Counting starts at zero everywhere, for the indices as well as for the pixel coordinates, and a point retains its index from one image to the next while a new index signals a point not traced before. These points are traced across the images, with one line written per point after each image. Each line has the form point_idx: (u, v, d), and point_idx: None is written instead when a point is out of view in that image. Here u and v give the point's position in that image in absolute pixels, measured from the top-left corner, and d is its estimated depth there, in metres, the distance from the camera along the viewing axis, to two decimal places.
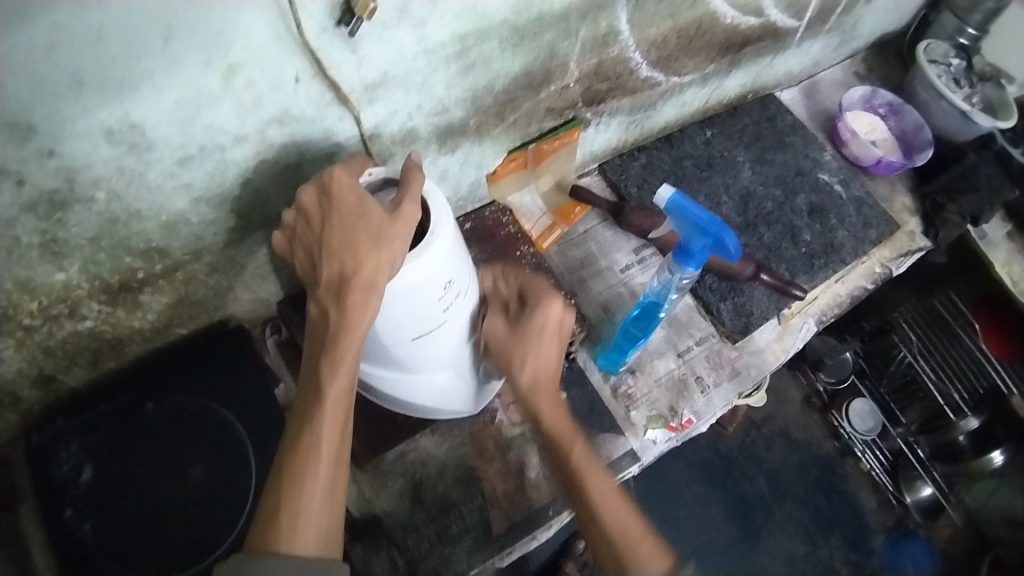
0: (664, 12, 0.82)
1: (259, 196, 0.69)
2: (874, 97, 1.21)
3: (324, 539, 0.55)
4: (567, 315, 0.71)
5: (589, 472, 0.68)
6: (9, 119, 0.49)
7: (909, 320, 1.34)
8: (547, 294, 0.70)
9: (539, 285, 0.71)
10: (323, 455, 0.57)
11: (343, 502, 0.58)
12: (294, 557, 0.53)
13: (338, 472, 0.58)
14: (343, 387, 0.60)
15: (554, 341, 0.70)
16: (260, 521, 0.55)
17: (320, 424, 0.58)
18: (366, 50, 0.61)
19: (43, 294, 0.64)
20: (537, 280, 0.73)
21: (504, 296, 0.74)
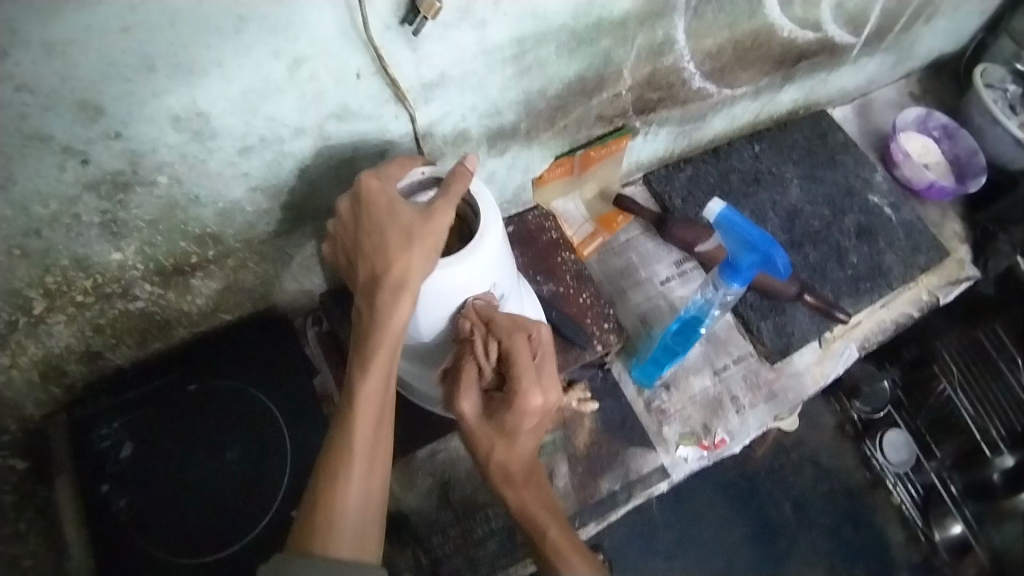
0: (721, 23, 0.81)
1: (311, 188, 0.70)
2: (929, 118, 1.16)
3: (359, 540, 0.55)
4: (546, 401, 0.61)
5: (564, 548, 0.64)
6: (80, 99, 0.50)
7: (952, 351, 1.30)
8: (525, 387, 0.60)
9: (518, 368, 0.60)
10: (358, 457, 0.57)
11: (380, 502, 0.58)
12: (330, 557, 0.53)
13: (374, 474, 0.58)
14: (376, 387, 0.59)
15: (528, 429, 0.62)
16: (298, 522, 0.56)
17: (355, 426, 0.58)
18: (427, 49, 0.61)
19: (98, 272, 0.66)
20: (521, 357, 0.60)
21: (482, 362, 0.63)
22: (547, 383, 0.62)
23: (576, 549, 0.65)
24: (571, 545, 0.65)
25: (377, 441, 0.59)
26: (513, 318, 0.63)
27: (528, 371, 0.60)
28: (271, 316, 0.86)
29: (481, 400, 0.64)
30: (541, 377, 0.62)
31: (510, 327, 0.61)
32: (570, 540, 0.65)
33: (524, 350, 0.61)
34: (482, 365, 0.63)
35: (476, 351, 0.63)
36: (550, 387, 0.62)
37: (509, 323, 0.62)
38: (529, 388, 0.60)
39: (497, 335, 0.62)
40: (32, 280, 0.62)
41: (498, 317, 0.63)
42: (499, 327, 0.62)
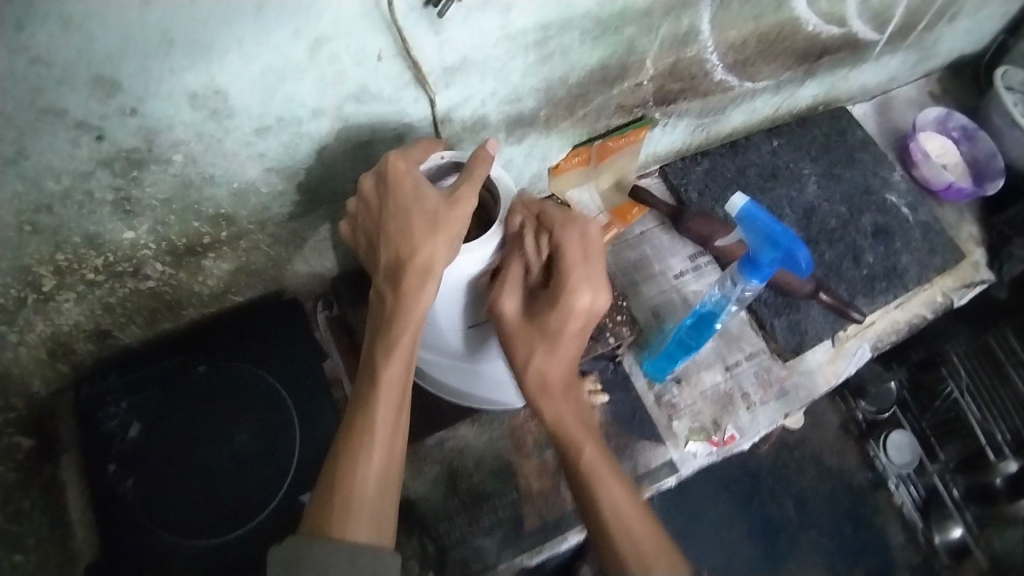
0: (746, 14, 0.80)
1: (327, 171, 0.69)
2: (949, 119, 1.15)
3: (377, 524, 0.55)
4: (594, 303, 0.61)
5: (600, 468, 0.63)
6: (96, 72, 0.49)
7: (961, 354, 1.26)
8: (575, 282, 0.59)
9: (569, 261, 0.59)
10: (377, 441, 0.57)
11: (397, 489, 0.58)
12: (348, 541, 0.53)
13: (393, 460, 0.58)
14: (398, 372, 0.59)
15: (573, 328, 0.61)
16: (315, 505, 0.55)
17: (375, 410, 0.58)
18: (450, 32, 0.60)
19: (109, 251, 0.65)
20: (573, 249, 0.60)
21: (531, 255, 0.62)
22: (598, 283, 0.61)
23: (614, 472, 0.63)
24: (609, 468, 0.63)
25: (396, 426, 0.59)
26: (566, 214, 0.62)
27: (580, 266, 0.60)
28: (282, 300, 0.85)
29: (525, 298, 0.63)
30: (592, 277, 0.60)
31: (564, 220, 0.61)
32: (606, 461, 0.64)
33: (576, 245, 0.60)
34: (530, 260, 0.62)
35: (524, 246, 0.62)
36: (600, 287, 0.61)
37: (564, 216, 0.61)
38: (578, 282, 0.60)
39: (548, 228, 0.61)
40: (42, 256, 0.62)
41: (550, 211, 0.62)
42: (552, 220, 0.61)
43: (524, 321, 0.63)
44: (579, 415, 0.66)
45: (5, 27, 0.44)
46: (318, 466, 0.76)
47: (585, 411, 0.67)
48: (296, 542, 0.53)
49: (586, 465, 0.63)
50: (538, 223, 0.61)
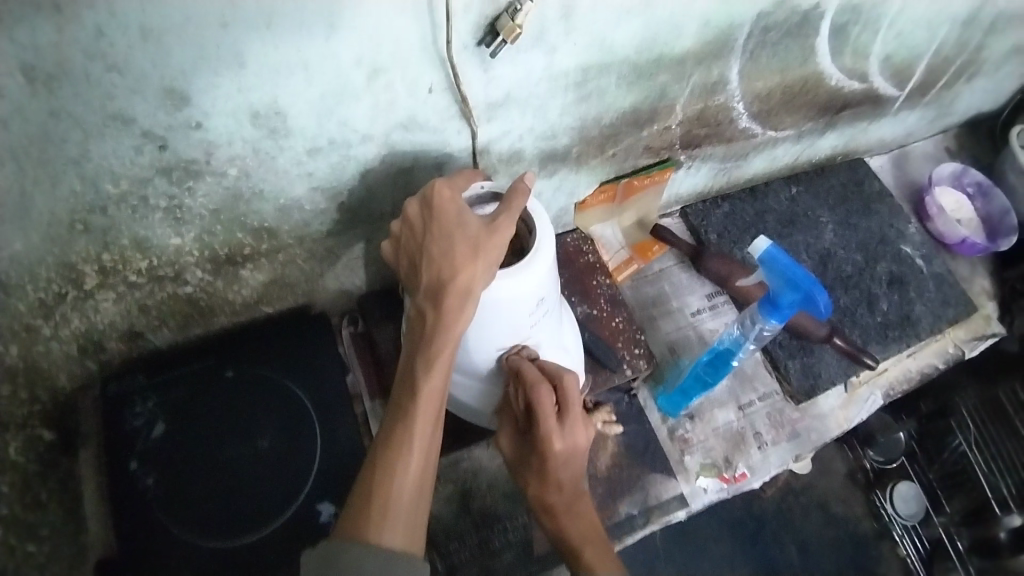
0: (775, 66, 0.83)
1: (368, 193, 0.72)
2: (965, 174, 1.17)
3: (409, 533, 0.57)
4: (571, 444, 0.68)
5: (600, 574, 0.69)
6: (169, 86, 0.52)
7: (971, 407, 1.28)
8: (547, 435, 0.67)
9: (542, 419, 0.67)
10: (413, 453, 0.59)
11: (427, 501, 0.60)
12: (382, 547, 0.55)
13: (427, 472, 0.60)
14: (436, 387, 0.62)
15: (554, 468, 0.69)
16: (350, 511, 0.57)
17: (411, 422, 0.60)
18: (497, 70, 0.63)
19: (155, 254, 0.68)
20: (545, 408, 0.66)
21: (514, 408, 0.71)
22: (572, 428, 0.68)
23: (613, 575, 0.69)
24: (608, 570, 0.69)
25: (431, 440, 0.61)
26: (542, 369, 0.68)
27: (550, 422, 0.67)
28: (309, 313, 0.87)
29: (517, 436, 0.72)
30: (567, 423, 0.68)
31: (536, 379, 0.67)
32: (607, 564, 0.69)
33: (547, 401, 0.66)
34: (515, 409, 0.71)
35: (510, 396, 0.70)
36: (574, 432, 0.68)
37: (536, 375, 0.67)
38: (549, 434, 0.67)
39: (523, 386, 0.67)
40: (89, 255, 0.64)
41: (527, 368, 0.68)
42: (526, 379, 0.67)
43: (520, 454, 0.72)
44: (578, 525, 0.72)
45: (85, 34, 0.47)
46: (336, 477, 0.78)
47: (590, 516, 0.73)
48: (331, 545, 0.55)
49: (585, 573, 0.70)
50: (516, 380, 0.68)
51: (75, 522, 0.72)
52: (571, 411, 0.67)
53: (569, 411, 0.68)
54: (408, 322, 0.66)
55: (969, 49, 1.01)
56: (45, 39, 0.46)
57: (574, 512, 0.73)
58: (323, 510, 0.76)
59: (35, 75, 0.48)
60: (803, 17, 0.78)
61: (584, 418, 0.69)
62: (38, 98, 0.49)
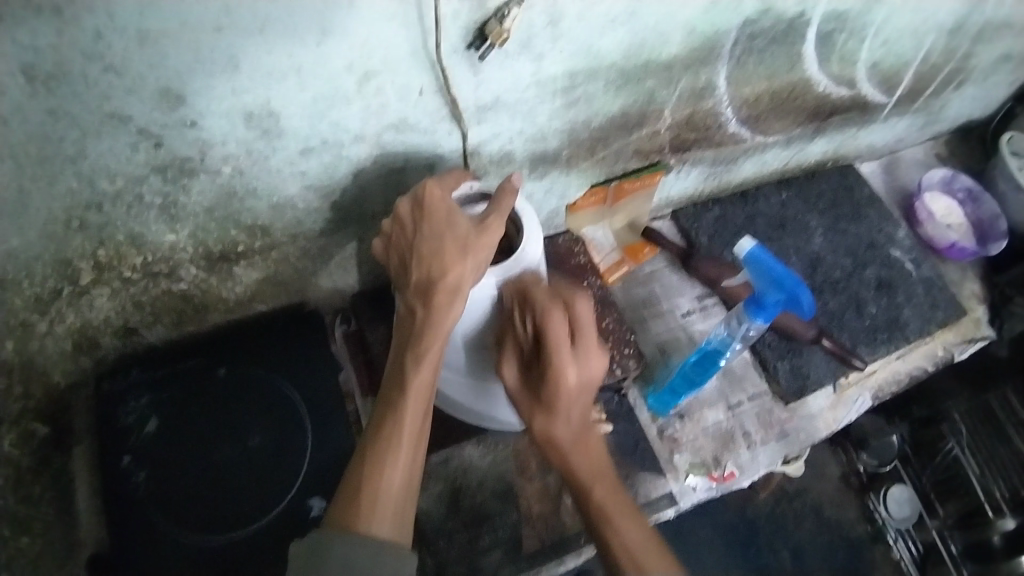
0: (762, 73, 0.85)
1: (360, 193, 0.74)
2: (954, 180, 1.18)
3: (397, 524, 0.58)
4: (585, 376, 0.64)
5: (613, 513, 0.67)
6: (164, 86, 0.54)
7: (962, 413, 1.29)
8: (560, 365, 0.62)
9: (554, 348, 0.62)
10: (402, 445, 0.60)
11: (416, 494, 0.61)
12: (372, 538, 0.56)
13: (415, 464, 0.61)
14: (426, 382, 0.63)
15: (565, 403, 0.65)
16: (339, 503, 0.58)
17: (401, 416, 0.61)
18: (486, 74, 0.65)
19: (149, 251, 0.69)
20: (557, 334, 0.62)
21: (522, 337, 0.66)
22: (586, 357, 0.64)
23: (623, 513, 0.66)
24: (622, 513, 0.67)
25: (420, 434, 0.62)
26: (551, 291, 0.64)
27: (563, 350, 0.62)
28: (302, 312, 0.88)
29: (524, 370, 0.67)
30: (579, 352, 0.63)
31: (546, 304, 0.63)
32: (619, 504, 0.67)
33: (561, 325, 0.62)
34: (522, 338, 0.66)
35: (517, 325, 0.66)
36: (588, 363, 0.64)
37: (546, 299, 0.63)
38: (564, 359, 0.62)
39: (533, 311, 0.63)
40: (85, 252, 0.65)
41: (536, 291, 0.64)
42: (534, 304, 0.63)
43: (526, 388, 0.67)
44: (588, 462, 0.68)
45: (84, 35, 0.48)
46: (326, 473, 0.79)
47: (600, 452, 0.69)
48: (321, 536, 0.55)
49: (597, 511, 0.67)
50: (524, 306, 0.64)
51: (66, 517, 0.72)
52: (584, 339, 0.63)
53: (581, 337, 0.63)
54: (398, 318, 0.67)
55: (958, 56, 1.02)
56: (45, 40, 0.47)
57: (583, 450, 0.68)
58: (315, 506, 0.77)
59: (35, 74, 0.49)
60: (789, 25, 0.79)
61: (597, 348, 0.64)
62: (37, 96, 0.50)
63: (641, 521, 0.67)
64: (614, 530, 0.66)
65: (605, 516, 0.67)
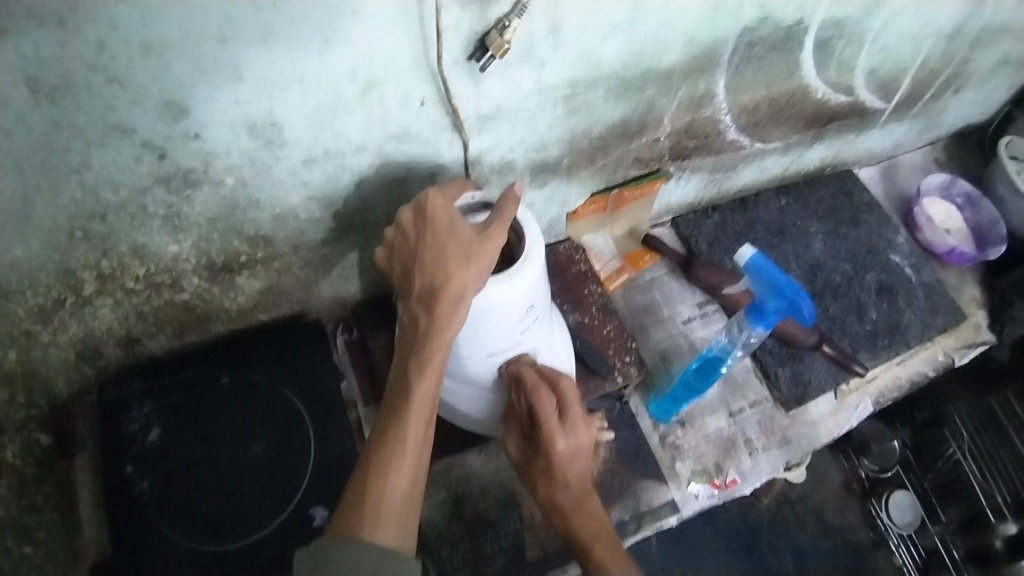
0: (760, 80, 0.85)
1: (362, 202, 0.74)
2: (953, 185, 1.19)
3: (401, 533, 0.58)
4: (575, 443, 0.71)
5: (611, 568, 0.70)
6: (167, 98, 0.54)
7: (963, 416, 1.29)
8: (551, 434, 0.69)
9: (544, 420, 0.69)
10: (406, 453, 0.60)
11: (420, 501, 0.61)
12: (375, 546, 0.55)
13: (419, 472, 0.61)
14: (429, 390, 0.63)
15: (559, 468, 0.71)
16: (343, 510, 0.58)
17: (404, 424, 0.61)
18: (487, 84, 0.65)
19: (152, 261, 0.69)
20: (546, 409, 0.69)
21: (518, 413, 0.73)
22: (574, 428, 0.70)
23: (621, 568, 0.70)
24: (620, 569, 0.70)
25: (424, 442, 0.62)
26: (540, 372, 0.72)
27: (553, 422, 0.69)
28: (303, 321, 0.88)
29: (523, 440, 0.74)
30: (567, 423, 0.70)
31: (535, 381, 0.70)
32: (616, 560, 0.71)
33: (549, 401, 0.69)
34: (519, 414, 0.73)
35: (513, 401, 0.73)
36: (576, 432, 0.70)
37: (534, 377, 0.70)
38: (553, 432, 0.69)
39: (524, 389, 0.71)
40: (87, 262, 0.65)
41: (526, 373, 0.71)
42: (525, 383, 0.70)
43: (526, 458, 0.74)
44: (587, 523, 0.73)
45: (88, 47, 0.48)
46: (329, 482, 0.79)
47: (597, 513, 0.74)
48: (325, 545, 0.55)
49: (596, 568, 0.71)
50: (517, 386, 0.72)
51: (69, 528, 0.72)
52: (571, 412, 0.70)
53: (568, 412, 0.70)
54: (401, 326, 0.67)
55: (955, 62, 1.02)
56: (50, 53, 0.47)
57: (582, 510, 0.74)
58: (317, 515, 0.76)
59: (39, 86, 0.49)
60: (787, 34, 0.80)
61: (585, 419, 0.71)
62: (42, 109, 0.51)
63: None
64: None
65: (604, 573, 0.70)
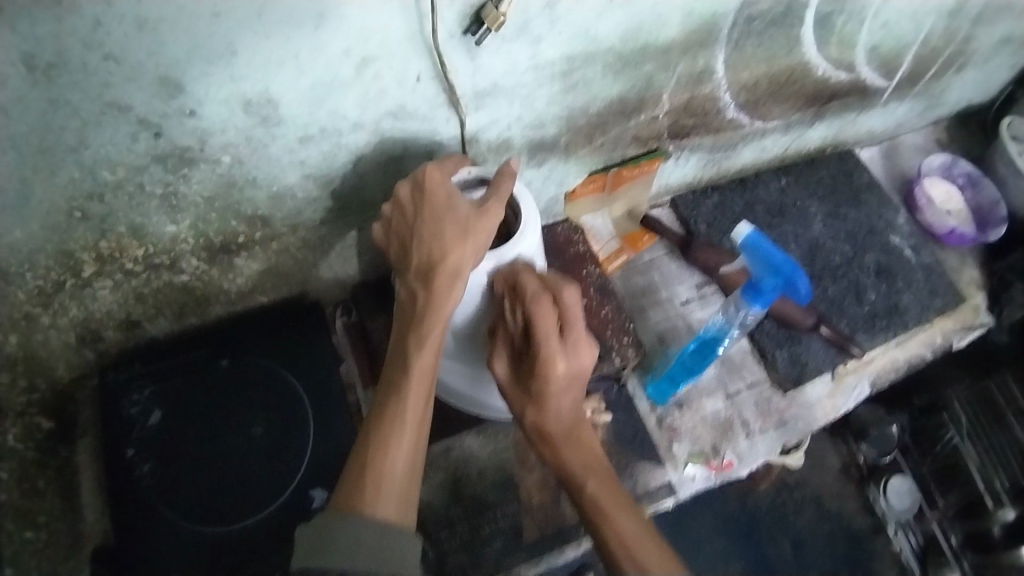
0: (759, 57, 0.85)
1: (360, 181, 0.74)
2: (953, 166, 1.18)
3: (402, 506, 0.58)
4: (573, 364, 0.66)
5: (602, 499, 0.68)
6: (163, 74, 0.54)
7: (963, 401, 1.27)
8: (549, 353, 0.64)
9: (543, 337, 0.64)
10: (406, 429, 0.61)
11: (420, 476, 0.61)
12: (377, 520, 0.56)
13: (419, 448, 0.62)
14: (428, 364, 0.63)
15: (556, 390, 0.67)
16: (345, 486, 0.58)
17: (405, 399, 0.62)
18: (484, 59, 0.65)
19: (150, 243, 0.69)
20: (547, 325, 0.64)
21: (512, 328, 0.68)
22: (574, 347, 0.66)
23: (616, 500, 0.68)
24: (612, 499, 0.68)
25: (424, 418, 0.63)
26: (539, 280, 0.66)
27: (553, 339, 0.64)
28: (302, 304, 0.89)
29: (516, 360, 0.69)
30: (567, 341, 0.65)
31: (536, 293, 0.64)
32: (608, 492, 0.68)
33: (549, 319, 0.64)
34: (512, 329, 0.68)
35: (507, 315, 0.67)
36: (576, 351, 0.66)
37: (535, 287, 0.64)
38: (552, 349, 0.65)
39: (522, 300, 0.65)
40: (87, 243, 0.65)
41: (525, 280, 0.65)
42: (523, 293, 0.64)
43: (517, 378, 0.69)
44: (578, 455, 0.70)
45: (83, 23, 0.48)
46: (328, 463, 0.79)
47: (590, 443, 0.72)
48: (328, 519, 0.55)
49: (589, 502, 0.68)
50: (514, 296, 0.66)
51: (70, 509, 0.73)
52: (573, 329, 0.65)
53: (568, 328, 0.65)
54: (398, 304, 0.67)
55: (957, 39, 1.02)
56: (45, 29, 0.47)
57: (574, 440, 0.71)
58: (316, 496, 0.77)
59: (35, 64, 0.49)
60: (786, 9, 0.79)
61: (586, 337, 0.66)
62: (38, 86, 0.51)
63: (630, 505, 0.68)
64: (605, 520, 0.66)
65: (598, 507, 0.67)
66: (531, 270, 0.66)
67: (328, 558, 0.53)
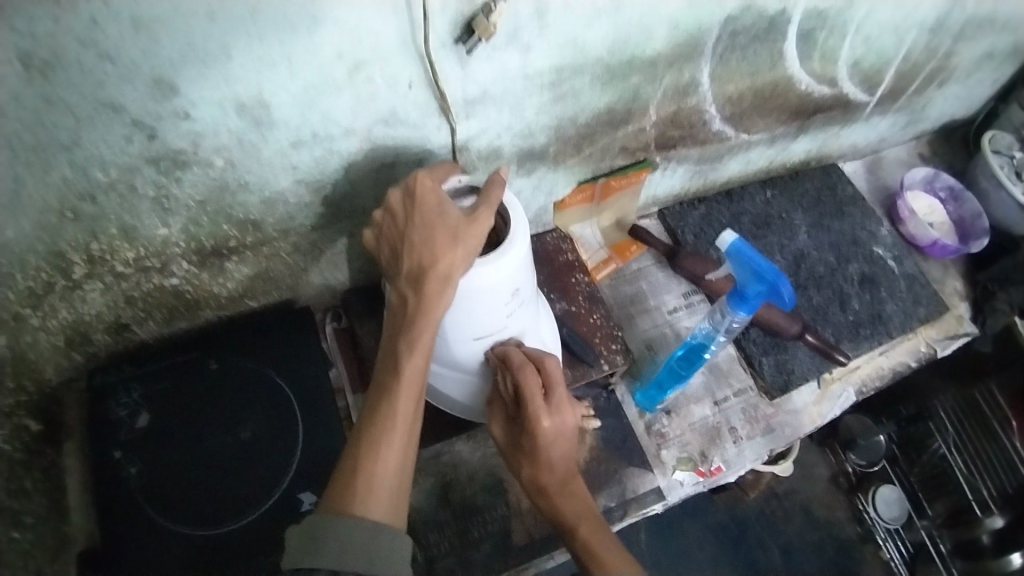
0: (744, 70, 0.87)
1: (352, 187, 0.75)
2: (936, 179, 1.21)
3: (390, 506, 0.58)
4: (559, 423, 0.71)
5: (597, 550, 0.69)
6: (157, 76, 0.55)
7: (948, 409, 1.30)
8: (535, 414, 0.70)
9: (529, 399, 0.70)
10: (397, 431, 0.61)
11: (410, 477, 0.62)
12: (367, 520, 0.56)
13: (408, 451, 0.62)
14: (419, 365, 0.64)
15: (545, 448, 0.71)
16: (336, 487, 0.58)
17: (396, 400, 0.62)
18: (475, 67, 0.66)
19: (142, 244, 0.69)
20: (531, 389, 0.69)
21: (504, 396, 0.74)
22: (558, 408, 0.71)
23: (610, 552, 0.69)
24: (606, 548, 0.69)
25: (414, 419, 0.63)
26: (526, 352, 0.72)
27: (538, 401, 0.70)
28: (294, 308, 0.90)
29: (510, 423, 0.75)
30: (553, 404, 0.71)
31: (520, 362, 0.70)
32: (604, 544, 0.70)
33: (534, 384, 0.70)
34: (505, 397, 0.74)
35: (500, 383, 0.74)
36: (561, 411, 0.71)
37: (520, 358, 0.71)
38: (538, 410, 0.70)
39: (509, 371, 0.71)
40: (78, 244, 0.66)
41: (511, 353, 0.72)
42: (511, 363, 0.71)
43: (513, 441, 0.75)
44: (573, 507, 0.73)
45: (80, 22, 0.49)
46: (317, 467, 0.79)
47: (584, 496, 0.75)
48: (317, 521, 0.55)
49: (583, 552, 0.70)
50: (503, 367, 0.72)
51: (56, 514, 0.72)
52: (556, 391, 0.71)
53: (552, 392, 0.71)
54: (389, 307, 0.68)
55: (938, 55, 1.04)
56: (44, 28, 0.48)
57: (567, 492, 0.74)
58: (305, 499, 0.77)
59: (33, 62, 0.50)
60: (770, 23, 0.81)
61: (569, 399, 0.72)
62: (34, 84, 0.51)
63: (625, 555, 0.70)
64: (598, 570, 0.68)
65: (592, 555, 0.69)
66: (520, 346, 0.73)
67: (316, 556, 0.53)
